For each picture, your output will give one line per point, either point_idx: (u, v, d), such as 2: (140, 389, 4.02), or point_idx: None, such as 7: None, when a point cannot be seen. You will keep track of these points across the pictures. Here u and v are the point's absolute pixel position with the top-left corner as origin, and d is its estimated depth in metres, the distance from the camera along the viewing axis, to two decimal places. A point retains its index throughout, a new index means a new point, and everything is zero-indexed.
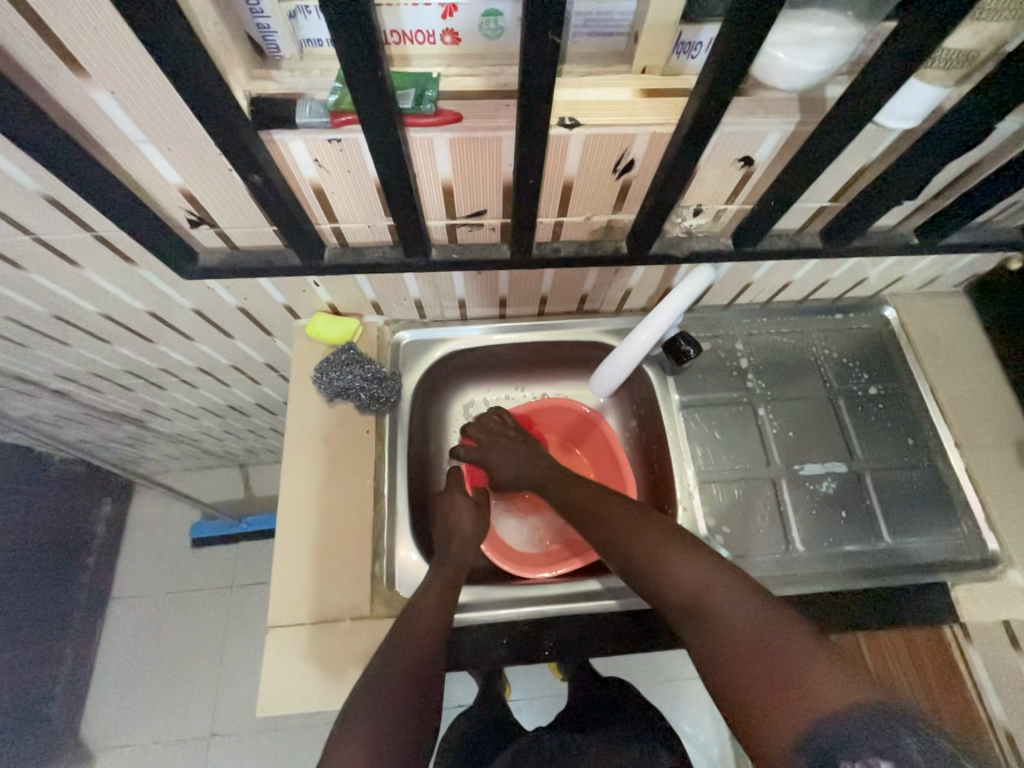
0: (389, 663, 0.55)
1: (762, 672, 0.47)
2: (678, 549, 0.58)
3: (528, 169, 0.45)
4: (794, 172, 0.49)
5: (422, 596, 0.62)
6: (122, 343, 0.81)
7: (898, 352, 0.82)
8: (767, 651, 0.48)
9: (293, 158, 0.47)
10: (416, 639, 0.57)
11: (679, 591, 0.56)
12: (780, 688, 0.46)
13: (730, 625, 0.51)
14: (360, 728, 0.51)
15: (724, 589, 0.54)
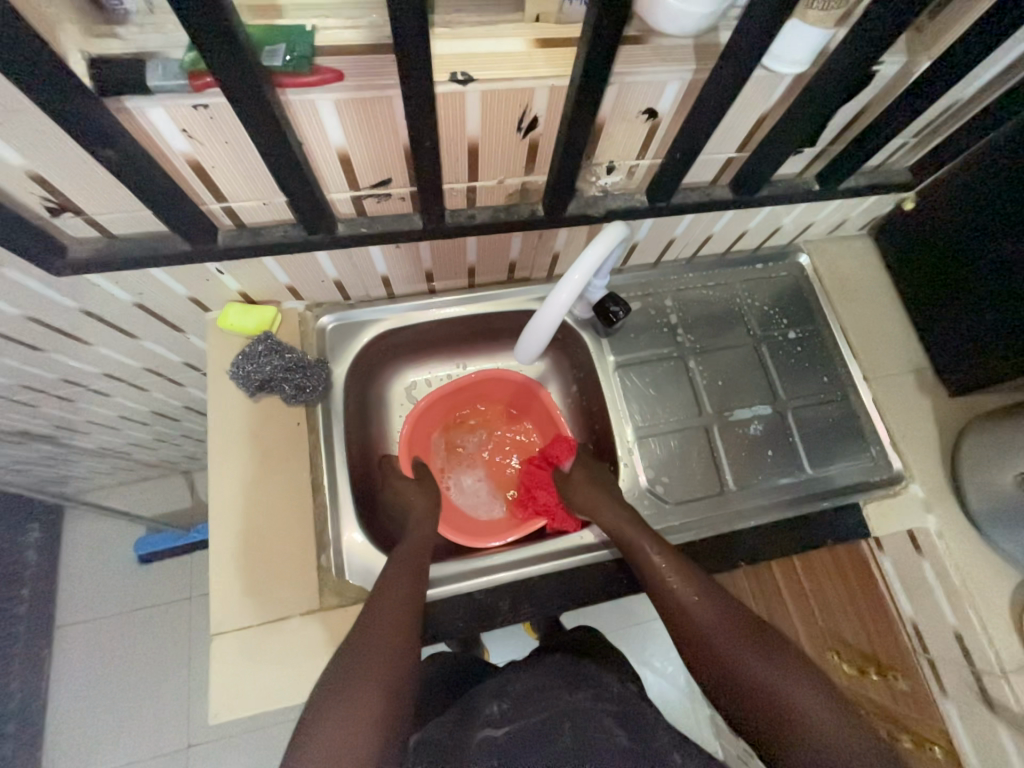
0: (358, 638, 0.55)
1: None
2: (738, 636, 0.57)
3: (422, 129, 0.43)
4: (696, 121, 0.49)
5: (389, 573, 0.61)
6: (8, 356, 0.72)
7: (813, 296, 0.87)
8: (839, 761, 0.48)
9: (156, 130, 0.42)
10: (386, 613, 0.57)
11: (738, 680, 0.55)
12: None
13: (803, 733, 0.50)
14: (341, 697, 0.50)
15: (791, 691, 0.52)
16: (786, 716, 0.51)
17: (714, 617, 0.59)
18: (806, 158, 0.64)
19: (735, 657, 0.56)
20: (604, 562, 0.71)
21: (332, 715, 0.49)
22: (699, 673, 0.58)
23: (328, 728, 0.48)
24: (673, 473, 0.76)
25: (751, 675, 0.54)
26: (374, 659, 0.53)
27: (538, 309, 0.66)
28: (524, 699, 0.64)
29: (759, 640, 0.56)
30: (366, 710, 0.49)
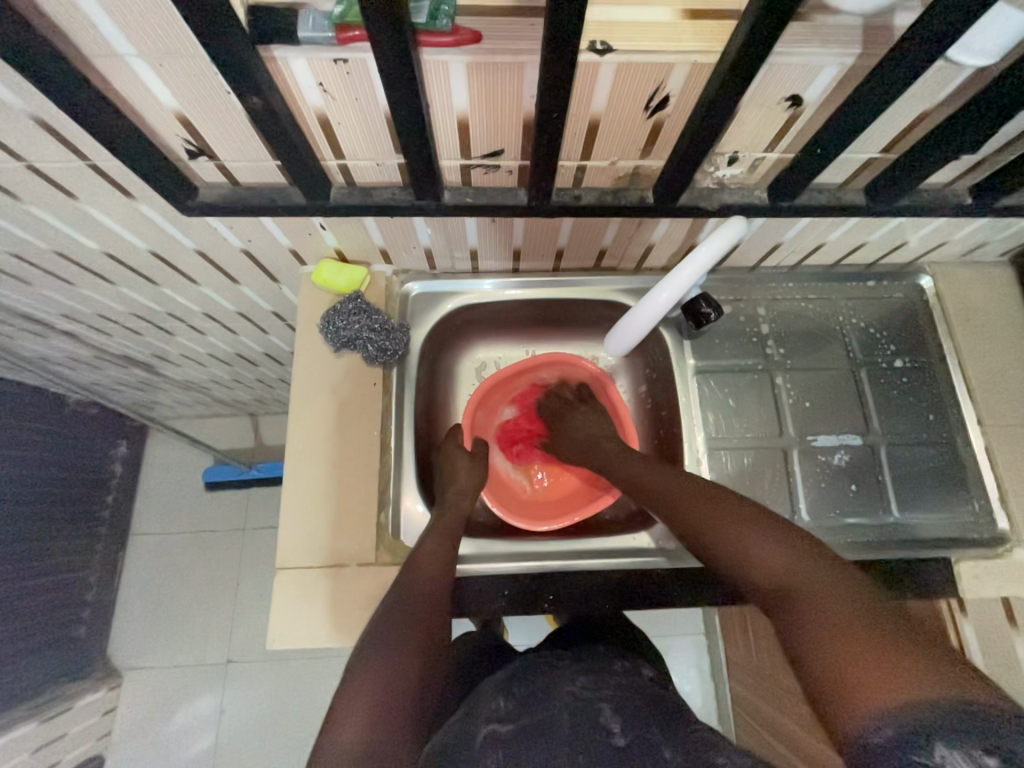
0: (394, 613, 0.55)
1: (840, 643, 0.43)
2: (748, 520, 0.54)
3: (552, 99, 0.41)
4: (847, 114, 0.45)
5: (421, 551, 0.62)
6: (127, 284, 0.79)
7: (930, 324, 0.78)
8: (850, 628, 0.43)
9: (296, 81, 0.43)
10: (419, 590, 0.58)
11: (759, 566, 0.51)
12: (868, 670, 0.40)
13: (829, 611, 0.45)
14: (373, 669, 0.51)
15: (795, 569, 0.49)
16: (792, 598, 0.47)
17: (691, 500, 0.59)
18: (960, 167, 0.56)
19: (758, 546, 0.52)
20: (656, 570, 0.69)
21: (369, 687, 0.50)
22: (708, 561, 0.56)
23: (364, 699, 0.49)
24: (741, 492, 0.72)
25: (771, 560, 0.50)
26: (411, 636, 0.54)
27: (632, 307, 0.67)
28: (528, 694, 0.62)
29: (781, 529, 0.53)
30: (403, 685, 0.51)
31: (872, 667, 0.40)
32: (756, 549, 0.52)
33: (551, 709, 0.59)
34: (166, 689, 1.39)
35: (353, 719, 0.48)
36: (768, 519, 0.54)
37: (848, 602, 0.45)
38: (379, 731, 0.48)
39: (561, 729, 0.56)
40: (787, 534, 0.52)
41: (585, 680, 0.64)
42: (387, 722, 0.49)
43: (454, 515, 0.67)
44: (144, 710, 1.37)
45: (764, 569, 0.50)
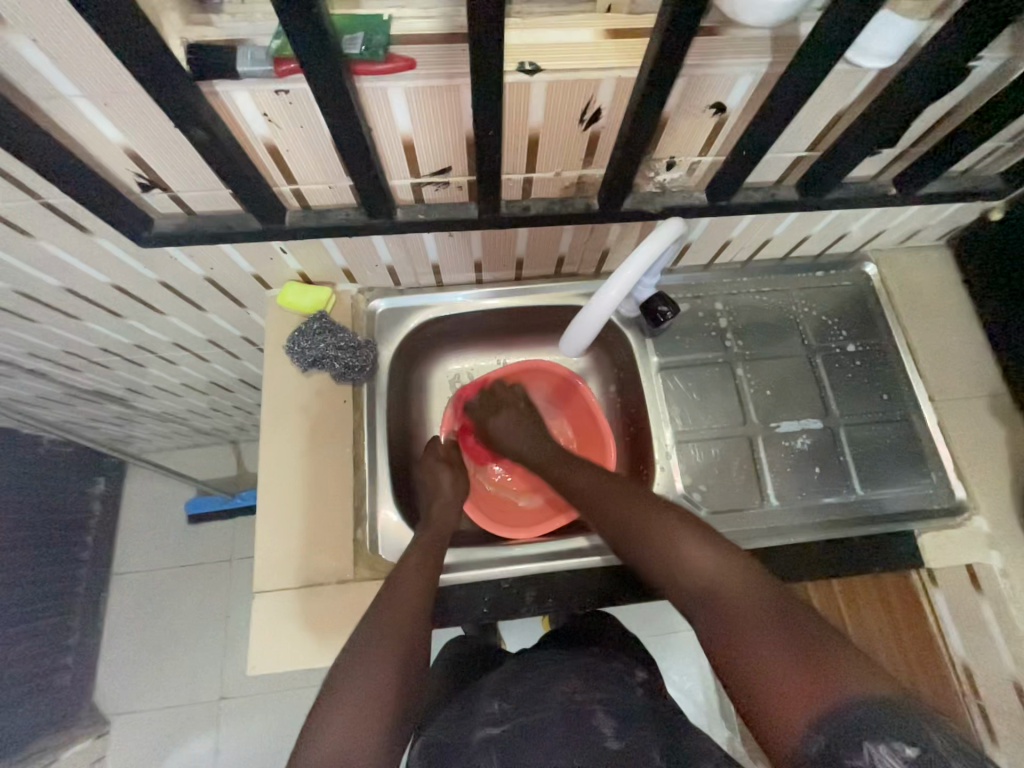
0: (373, 626, 0.55)
1: (761, 649, 0.47)
2: (676, 527, 0.58)
3: (487, 118, 0.43)
4: (766, 118, 0.48)
5: (403, 564, 0.62)
6: (92, 319, 0.79)
7: (878, 309, 0.82)
8: (786, 635, 0.47)
9: (241, 113, 0.44)
10: (399, 600, 0.57)
11: (695, 576, 0.54)
12: (807, 682, 0.44)
13: (759, 620, 0.49)
14: (354, 682, 0.51)
15: (723, 577, 0.53)
16: (737, 608, 0.51)
17: (625, 514, 0.62)
18: (883, 160, 0.60)
19: (698, 556, 0.55)
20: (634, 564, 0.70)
21: (350, 703, 0.49)
22: (646, 573, 0.59)
23: (347, 712, 0.49)
24: (711, 482, 0.74)
25: (711, 570, 0.54)
26: (388, 647, 0.53)
27: (584, 306, 0.68)
28: (524, 695, 0.63)
29: (713, 538, 0.57)
30: (380, 695, 0.50)
31: (811, 678, 0.44)
32: (683, 560, 0.56)
33: (545, 710, 0.60)
34: (158, 732, 1.34)
35: (327, 736, 0.48)
36: (703, 529, 0.58)
37: (779, 611, 0.49)
38: (351, 745, 0.47)
39: (556, 730, 0.57)
40: (712, 540, 0.56)
41: (580, 681, 0.65)
42: (358, 736, 0.48)
43: (438, 531, 0.67)
44: (134, 756, 1.33)
45: (694, 578, 0.54)
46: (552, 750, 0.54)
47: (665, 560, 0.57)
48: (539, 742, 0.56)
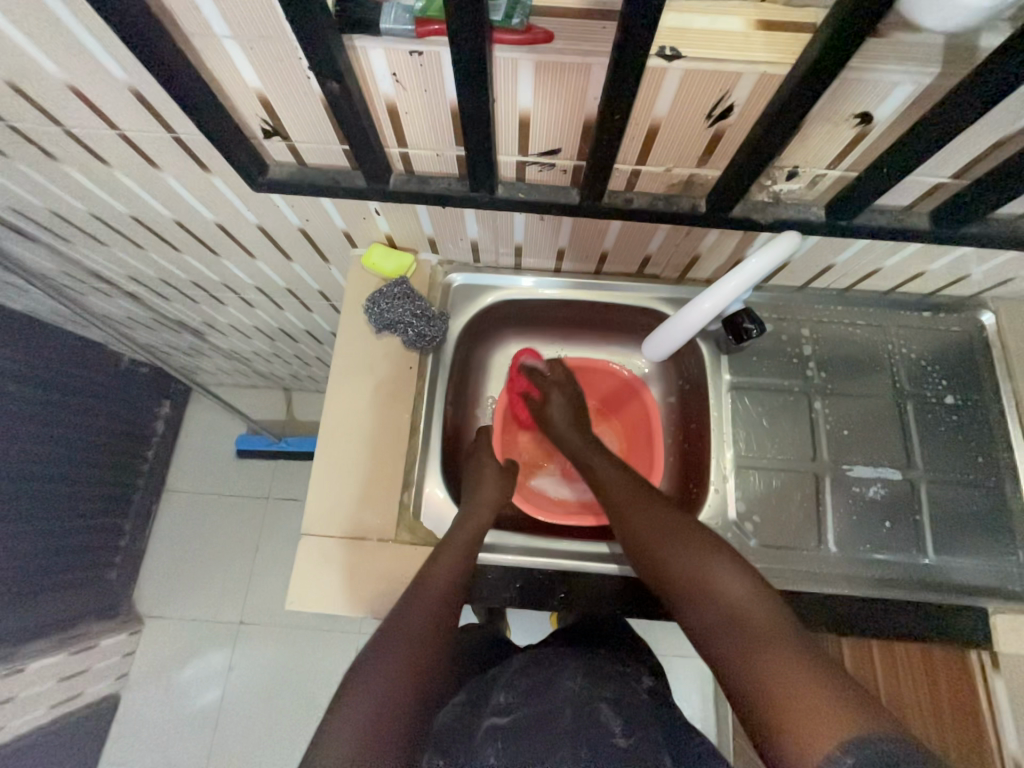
0: (396, 626, 0.55)
1: (780, 672, 0.47)
2: (705, 552, 0.58)
3: (617, 102, 0.42)
4: (919, 135, 0.43)
5: (433, 562, 0.61)
6: (190, 253, 0.84)
7: (987, 363, 0.74)
8: (781, 653, 0.49)
9: (371, 70, 0.45)
10: (424, 605, 0.57)
11: (686, 576, 0.57)
12: (795, 699, 0.45)
13: (747, 628, 0.51)
14: (383, 669, 0.52)
15: (743, 601, 0.54)
16: (728, 614, 0.53)
17: (658, 526, 0.62)
18: None
19: (688, 557, 0.58)
20: None
21: (376, 693, 0.50)
22: (643, 569, 0.61)
23: (371, 699, 0.50)
24: (767, 514, 0.71)
25: (700, 572, 0.57)
26: (407, 653, 0.53)
27: (675, 314, 0.67)
28: (529, 688, 0.64)
29: (703, 538, 0.60)
30: (403, 699, 0.51)
31: (801, 693, 0.45)
32: (705, 577, 0.56)
33: (552, 704, 0.60)
34: (182, 641, 1.46)
35: (351, 725, 0.48)
36: (696, 530, 0.61)
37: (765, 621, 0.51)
38: (375, 738, 0.48)
39: (562, 724, 0.57)
40: (735, 568, 0.57)
41: (585, 677, 0.65)
42: (385, 726, 0.49)
43: (478, 520, 0.67)
44: (160, 657, 1.44)
45: (714, 595, 0.55)
46: (558, 741, 0.55)
47: (661, 559, 0.60)
48: (545, 735, 0.56)
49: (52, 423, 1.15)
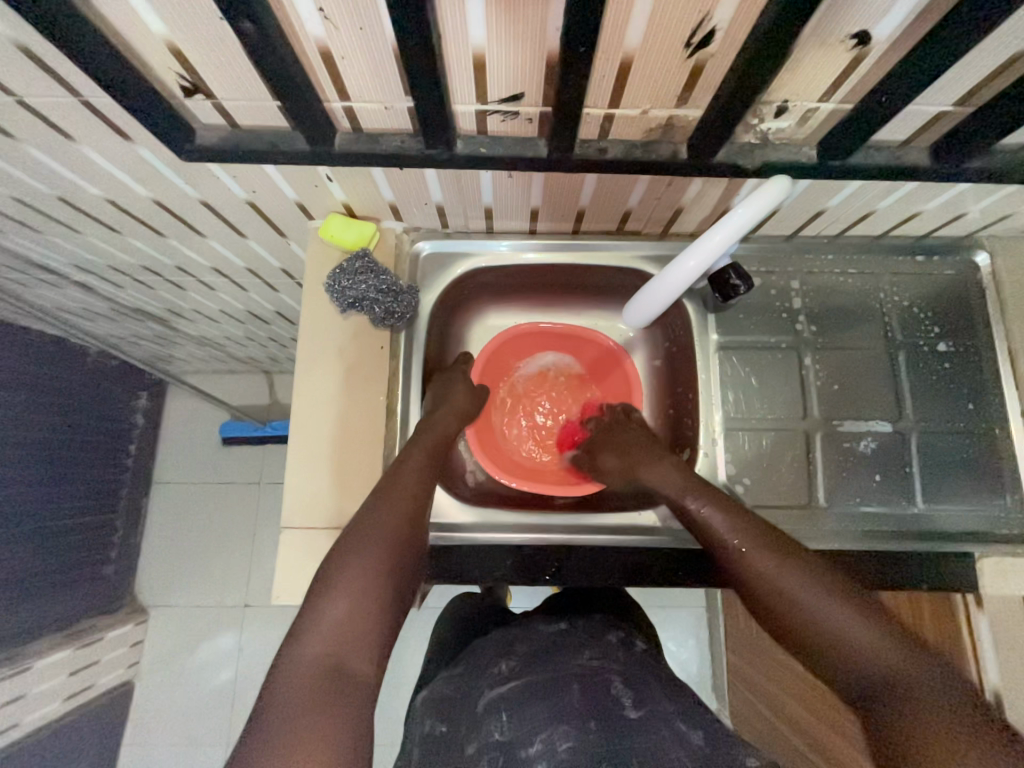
0: (345, 562, 0.52)
1: (936, 743, 0.40)
2: (810, 574, 0.52)
3: (580, 31, 0.36)
4: (926, 54, 0.38)
5: (397, 472, 0.61)
6: (134, 235, 0.77)
7: (980, 305, 0.72)
8: (907, 683, 0.44)
9: (294, 5, 0.38)
10: (379, 540, 0.55)
11: (788, 603, 0.51)
12: (943, 753, 0.40)
13: (871, 662, 0.46)
14: (348, 577, 0.51)
15: (851, 626, 0.48)
16: (838, 640, 0.48)
17: (776, 567, 0.54)
18: None
19: (785, 576, 0.53)
20: (663, 548, 0.68)
21: (341, 601, 0.49)
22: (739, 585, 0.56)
23: (340, 606, 0.49)
24: (757, 475, 0.70)
25: (794, 594, 0.51)
26: (370, 562, 0.52)
27: (658, 274, 0.62)
28: (534, 657, 0.66)
29: (795, 555, 0.54)
30: (368, 611, 0.50)
31: (945, 741, 0.40)
32: (811, 602, 0.50)
33: (560, 675, 0.62)
34: (188, 627, 1.47)
35: (319, 631, 0.47)
36: (790, 545, 0.55)
37: (880, 648, 0.46)
38: (344, 640, 0.47)
39: (572, 695, 0.58)
40: (868, 614, 0.48)
41: (592, 653, 0.66)
42: (353, 630, 0.48)
43: (438, 439, 0.67)
44: (168, 645, 1.46)
45: (809, 615, 0.50)
46: (568, 708, 0.56)
47: (754, 578, 0.54)
48: (554, 701, 0.58)
49: (20, 426, 1.10)
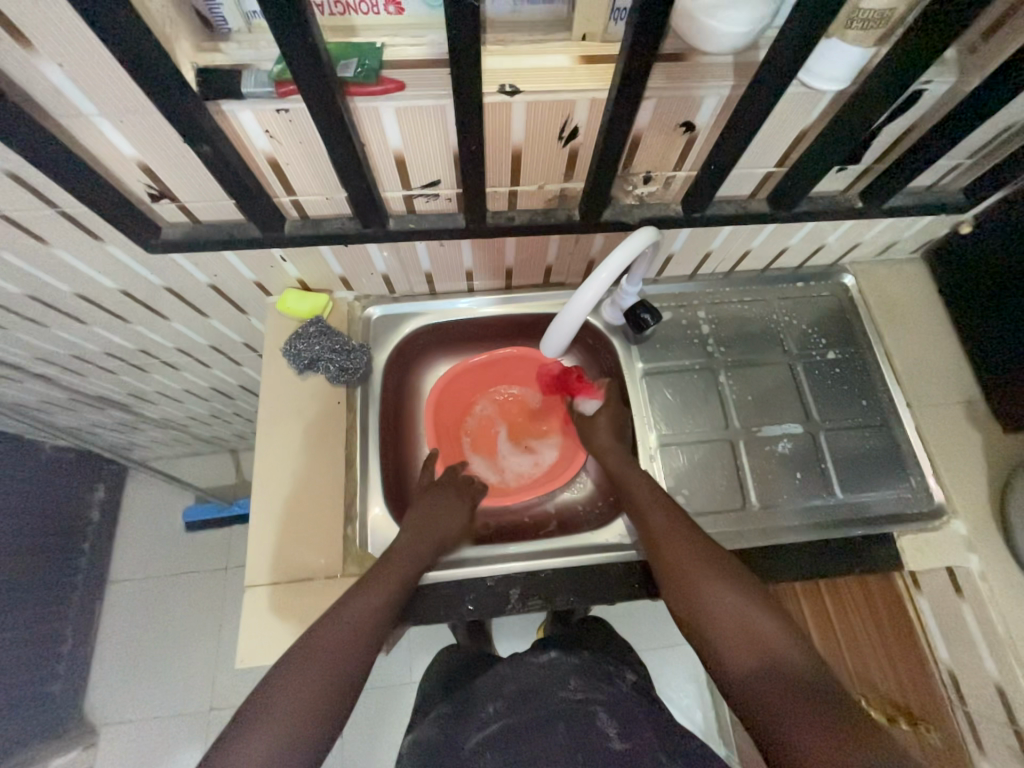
0: (307, 654, 0.53)
1: (794, 720, 0.46)
2: (719, 566, 0.60)
3: (470, 135, 0.47)
4: (731, 135, 0.51)
5: (378, 572, 0.62)
6: (100, 325, 0.83)
7: (858, 318, 0.85)
8: (783, 660, 0.51)
9: (245, 131, 0.49)
10: (341, 637, 0.55)
11: (703, 588, 0.59)
12: (804, 728, 0.45)
13: (756, 645, 0.53)
14: (302, 672, 0.51)
15: (749, 613, 0.56)
16: (728, 617, 0.56)
17: (689, 550, 0.62)
18: (848, 176, 0.63)
19: (691, 563, 0.61)
20: (615, 565, 0.71)
21: (291, 699, 0.50)
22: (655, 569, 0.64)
23: (287, 705, 0.49)
24: (694, 484, 0.76)
25: (696, 576, 0.60)
26: (327, 664, 0.52)
27: (561, 310, 0.69)
28: (518, 695, 0.64)
29: (710, 550, 0.62)
30: (315, 713, 0.50)
31: (813, 710, 0.46)
32: (715, 584, 0.59)
33: (543, 714, 0.61)
34: (147, 744, 1.33)
35: (263, 727, 0.48)
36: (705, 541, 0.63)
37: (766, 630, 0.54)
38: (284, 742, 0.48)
39: (557, 733, 0.58)
40: (779, 623, 0.54)
41: (578, 684, 0.65)
42: (294, 730, 0.48)
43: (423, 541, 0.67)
44: None
45: (717, 598, 0.57)
46: (554, 751, 0.56)
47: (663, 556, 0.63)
48: (537, 743, 0.57)
49: None
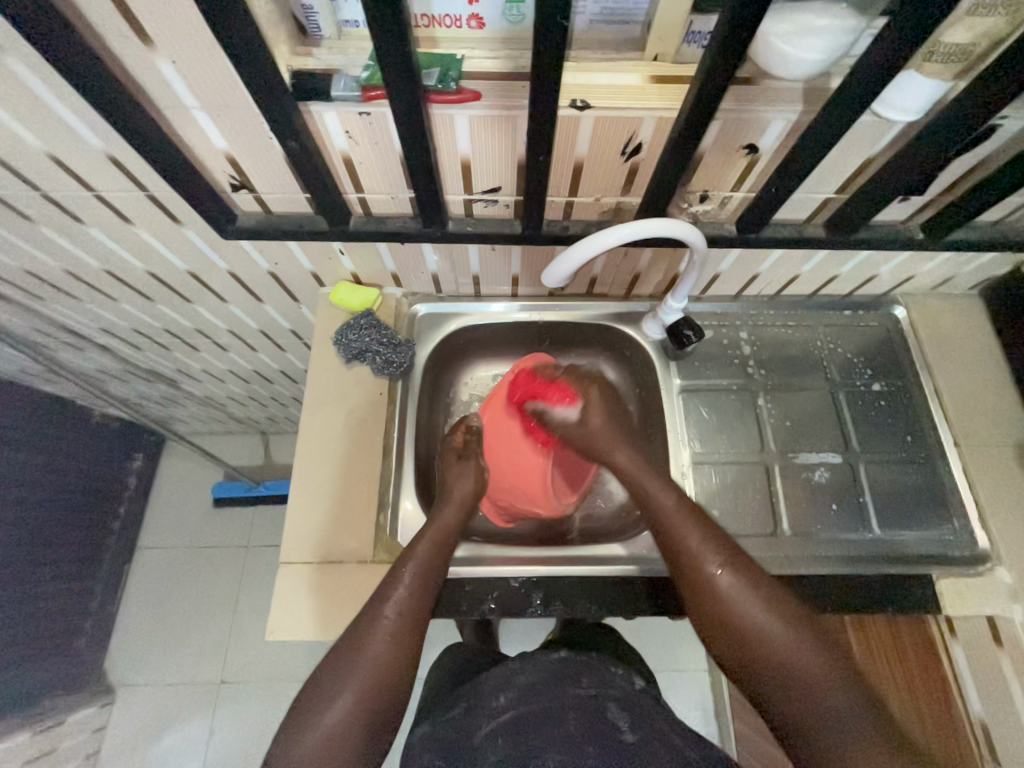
0: (359, 643, 0.55)
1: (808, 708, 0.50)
2: (730, 558, 0.57)
3: (538, 145, 0.49)
4: (794, 159, 0.52)
5: (412, 560, 0.62)
6: (164, 302, 0.88)
7: (907, 351, 0.83)
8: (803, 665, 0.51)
9: (326, 129, 0.52)
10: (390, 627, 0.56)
11: (713, 585, 0.56)
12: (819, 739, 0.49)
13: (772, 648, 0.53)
14: (357, 661, 0.54)
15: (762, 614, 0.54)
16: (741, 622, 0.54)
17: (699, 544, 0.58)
18: (910, 206, 0.63)
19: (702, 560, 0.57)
20: (639, 578, 0.70)
21: (354, 685, 0.52)
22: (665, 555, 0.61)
23: (349, 692, 0.52)
24: (725, 505, 0.75)
25: (706, 574, 0.57)
26: (382, 654, 0.54)
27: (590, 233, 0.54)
28: (528, 686, 0.65)
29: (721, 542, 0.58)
30: (376, 699, 0.52)
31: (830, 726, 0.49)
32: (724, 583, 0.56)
33: (554, 705, 0.61)
34: (159, 707, 1.38)
35: (328, 709, 0.51)
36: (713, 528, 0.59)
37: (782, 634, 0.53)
38: (350, 723, 0.51)
39: (567, 725, 0.57)
40: (782, 602, 0.54)
41: (589, 682, 0.65)
42: (360, 715, 0.52)
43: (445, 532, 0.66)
44: (135, 728, 1.36)
45: (728, 599, 0.55)
46: (563, 738, 0.56)
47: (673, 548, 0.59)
48: (546, 731, 0.57)
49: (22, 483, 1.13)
